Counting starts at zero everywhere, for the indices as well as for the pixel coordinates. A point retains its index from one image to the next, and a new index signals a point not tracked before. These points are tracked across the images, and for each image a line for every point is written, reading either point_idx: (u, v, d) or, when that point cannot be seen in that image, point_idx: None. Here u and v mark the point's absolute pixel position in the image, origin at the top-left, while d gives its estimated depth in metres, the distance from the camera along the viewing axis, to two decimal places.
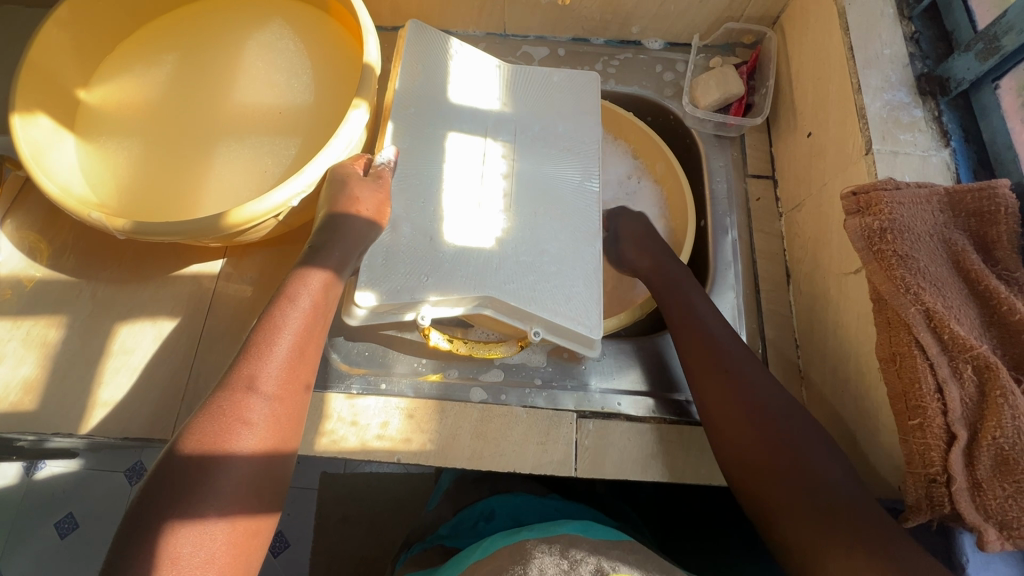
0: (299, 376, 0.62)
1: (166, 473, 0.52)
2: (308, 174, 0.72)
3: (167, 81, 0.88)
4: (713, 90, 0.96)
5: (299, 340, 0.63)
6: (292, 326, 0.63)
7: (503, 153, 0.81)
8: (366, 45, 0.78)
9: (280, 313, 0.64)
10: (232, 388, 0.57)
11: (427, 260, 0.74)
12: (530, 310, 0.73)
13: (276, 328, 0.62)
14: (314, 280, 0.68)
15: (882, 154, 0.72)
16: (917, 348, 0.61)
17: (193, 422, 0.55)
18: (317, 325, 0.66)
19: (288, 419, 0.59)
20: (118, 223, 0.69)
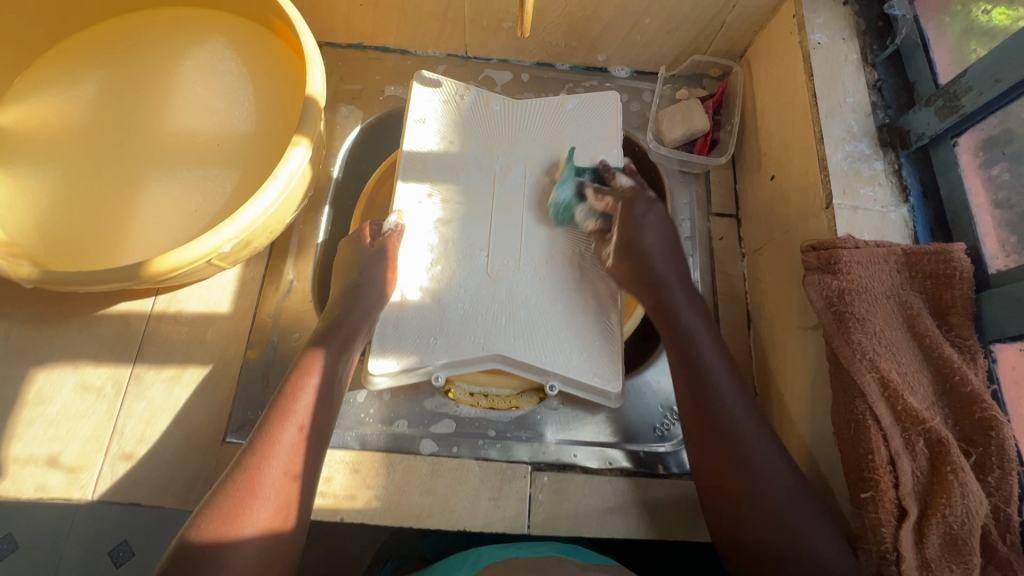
0: (309, 459, 0.61)
1: (179, 558, 0.52)
2: (243, 220, 0.66)
3: (91, 101, 0.81)
4: (678, 124, 0.94)
5: (310, 422, 0.63)
6: (304, 406, 0.64)
7: (517, 199, 0.82)
8: (310, 75, 0.73)
9: (292, 393, 0.64)
10: (242, 473, 0.57)
11: (433, 317, 0.75)
12: (543, 365, 0.74)
13: (287, 409, 0.62)
14: (322, 359, 0.69)
15: (842, 209, 0.70)
16: (871, 417, 0.60)
17: (209, 502, 0.56)
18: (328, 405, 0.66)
19: (298, 496, 0.59)
20: (25, 273, 0.63)
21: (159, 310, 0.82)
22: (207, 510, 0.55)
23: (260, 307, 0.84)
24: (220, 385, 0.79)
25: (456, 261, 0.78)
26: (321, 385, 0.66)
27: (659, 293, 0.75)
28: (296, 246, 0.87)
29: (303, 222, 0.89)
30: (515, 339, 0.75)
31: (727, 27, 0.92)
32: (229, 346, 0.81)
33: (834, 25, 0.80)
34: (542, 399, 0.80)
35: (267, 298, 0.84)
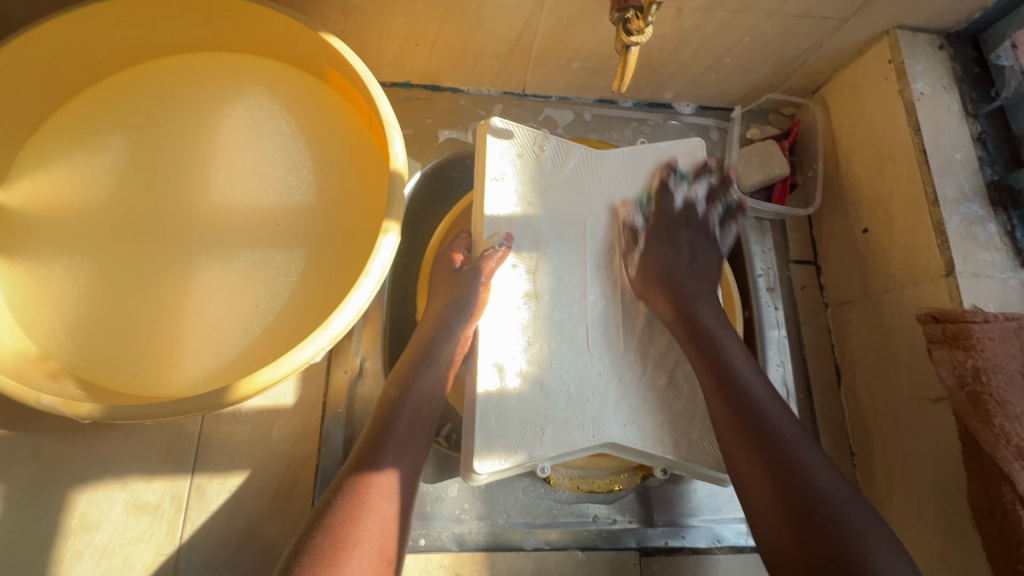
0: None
1: None
2: (337, 326, 0.57)
3: (116, 173, 0.69)
4: (755, 169, 0.90)
5: (368, 562, 0.52)
6: (367, 541, 0.53)
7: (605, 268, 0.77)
8: (392, 145, 0.64)
9: (344, 523, 0.53)
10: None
11: (543, 405, 0.69)
12: (659, 452, 0.69)
13: (340, 548, 0.51)
14: (382, 479, 0.57)
15: (965, 278, 0.68)
16: (1022, 507, 0.58)
17: None
18: (390, 536, 0.55)
19: None
20: (82, 409, 0.52)
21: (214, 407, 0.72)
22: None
23: (328, 395, 0.75)
24: (294, 490, 0.71)
25: (553, 337, 0.72)
26: (381, 513, 0.55)
27: (675, 293, 0.73)
28: (360, 320, 0.79)
29: None
30: (632, 427, 0.70)
31: (806, 66, 0.87)
32: (299, 444, 0.72)
33: (933, 72, 0.77)
34: (643, 477, 0.75)
35: (336, 385, 0.76)
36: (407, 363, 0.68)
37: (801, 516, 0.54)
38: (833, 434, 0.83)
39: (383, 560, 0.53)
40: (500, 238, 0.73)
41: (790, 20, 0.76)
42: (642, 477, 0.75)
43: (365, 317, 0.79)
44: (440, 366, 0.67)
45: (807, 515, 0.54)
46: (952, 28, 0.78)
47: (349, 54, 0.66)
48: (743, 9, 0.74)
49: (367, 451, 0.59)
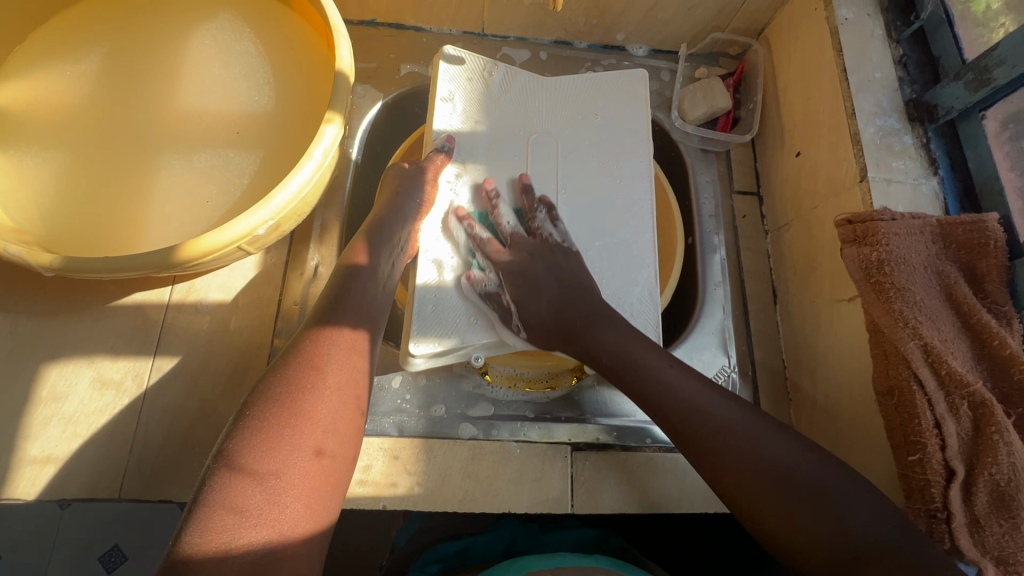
0: (338, 441, 0.54)
1: (191, 537, 0.45)
2: (279, 201, 0.63)
3: (94, 79, 0.75)
4: (700, 102, 0.94)
5: (338, 398, 0.55)
6: (335, 380, 0.56)
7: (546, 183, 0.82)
8: (339, 49, 0.70)
9: (314, 363, 0.56)
10: (251, 446, 0.50)
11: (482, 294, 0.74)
12: None
13: (310, 383, 0.55)
14: (349, 334, 0.60)
15: (877, 183, 0.72)
16: (916, 384, 0.61)
17: (222, 475, 0.48)
18: (359, 383, 0.58)
19: (330, 481, 0.52)
20: (45, 259, 0.58)
21: (177, 299, 0.78)
22: (214, 482, 0.48)
23: (285, 295, 0.81)
24: (247, 376, 0.76)
25: (492, 239, 0.77)
26: (350, 360, 0.58)
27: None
28: (318, 231, 0.85)
29: (324, 205, 0.86)
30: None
31: (748, 4, 0.92)
32: (254, 336, 0.78)
33: (859, 1, 0.81)
34: (576, 380, 0.81)
35: (292, 286, 0.81)
36: (367, 235, 0.71)
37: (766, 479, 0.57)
38: (766, 348, 0.87)
39: (352, 400, 0.56)
40: (445, 141, 0.79)
41: None
42: (576, 380, 0.81)
43: (323, 227, 0.85)
44: (397, 248, 0.71)
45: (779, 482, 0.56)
46: None
47: None
48: None
49: (324, 311, 0.62)
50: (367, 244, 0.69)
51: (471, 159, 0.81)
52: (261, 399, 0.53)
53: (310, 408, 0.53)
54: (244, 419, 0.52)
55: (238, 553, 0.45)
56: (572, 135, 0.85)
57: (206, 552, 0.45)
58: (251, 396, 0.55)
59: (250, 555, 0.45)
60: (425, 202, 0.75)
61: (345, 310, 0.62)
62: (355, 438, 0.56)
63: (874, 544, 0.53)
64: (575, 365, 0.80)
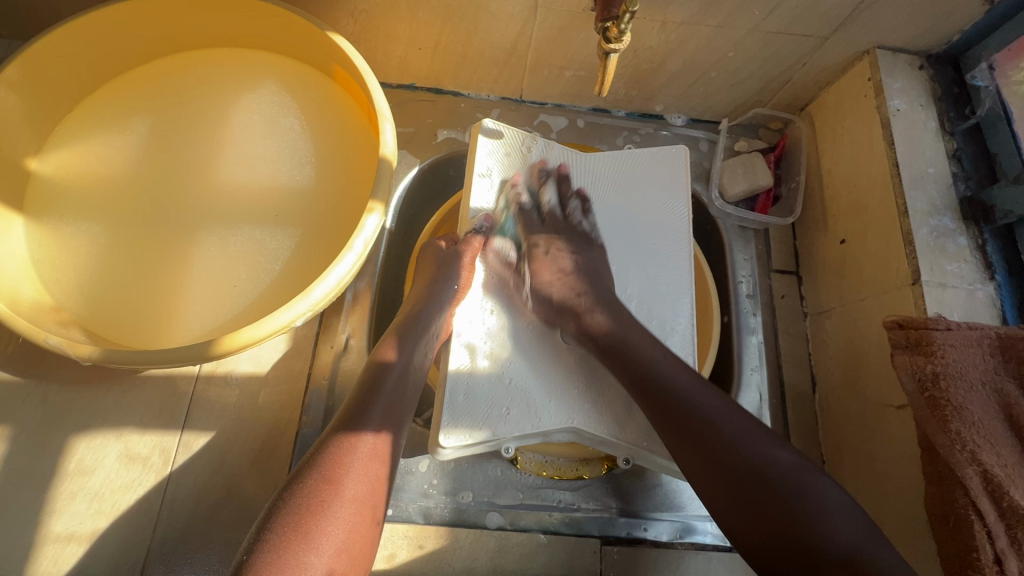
0: (350, 561, 0.52)
1: None
2: (318, 294, 0.62)
3: (138, 151, 0.76)
4: (739, 179, 0.93)
5: (354, 512, 0.54)
6: (352, 492, 0.54)
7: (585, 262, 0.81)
8: (383, 134, 0.69)
9: (334, 474, 0.55)
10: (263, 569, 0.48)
11: (515, 382, 0.72)
12: (620, 441, 0.71)
13: (328, 497, 0.53)
14: (371, 438, 0.59)
15: (930, 287, 0.69)
16: (974, 513, 0.58)
17: None
18: (376, 494, 0.56)
19: None
20: (85, 351, 0.58)
21: (208, 371, 0.77)
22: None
23: (313, 368, 0.80)
24: (274, 455, 0.75)
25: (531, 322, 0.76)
26: (369, 469, 0.57)
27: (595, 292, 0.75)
28: (350, 301, 0.84)
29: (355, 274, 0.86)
30: (599, 416, 0.72)
31: (792, 83, 0.90)
32: (282, 412, 0.77)
33: (911, 91, 0.79)
34: (606, 471, 0.77)
35: (321, 359, 0.80)
36: (401, 327, 0.71)
37: (718, 474, 0.58)
38: (804, 439, 0.84)
39: (368, 514, 0.55)
40: (480, 219, 0.79)
41: (772, 37, 0.80)
42: (607, 469, 0.78)
43: (354, 298, 0.84)
44: (429, 338, 0.71)
45: (736, 476, 0.58)
46: (932, 50, 0.81)
47: (352, 52, 0.72)
48: (725, 25, 0.78)
49: (352, 412, 0.61)
50: (398, 340, 0.69)
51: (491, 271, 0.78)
52: (276, 514, 0.52)
53: (327, 527, 0.51)
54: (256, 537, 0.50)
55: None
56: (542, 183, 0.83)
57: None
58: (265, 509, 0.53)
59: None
60: (459, 286, 0.75)
61: (376, 408, 0.62)
62: (368, 554, 0.54)
63: (839, 551, 0.51)
64: (607, 454, 0.76)
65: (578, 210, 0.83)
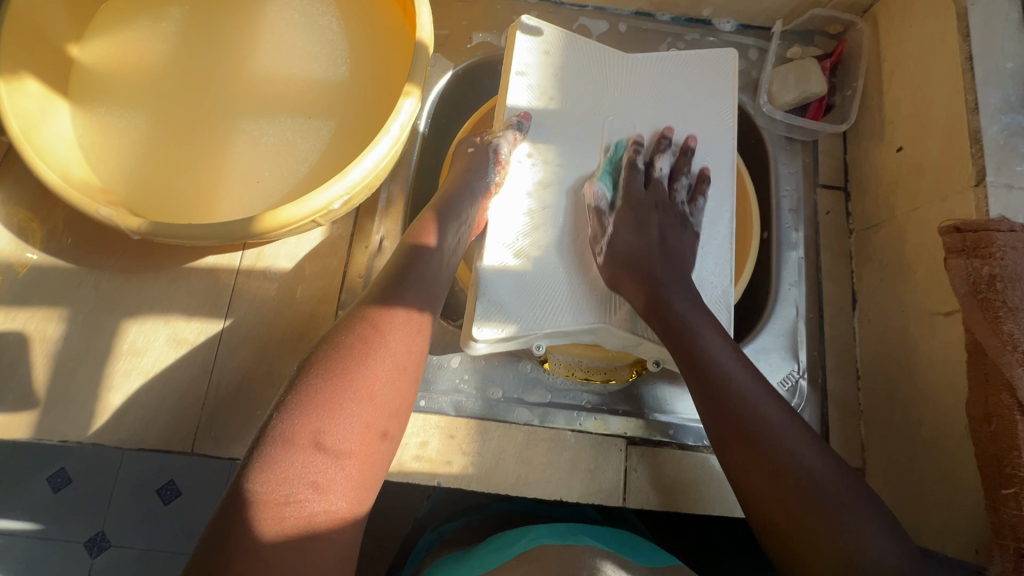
0: (390, 412, 0.56)
1: (251, 484, 0.49)
2: (355, 175, 0.62)
3: (174, 40, 0.75)
4: (791, 86, 0.87)
5: (394, 371, 0.57)
6: (392, 352, 0.58)
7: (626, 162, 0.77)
8: (420, 17, 0.67)
9: (376, 335, 0.58)
10: (313, 417, 0.52)
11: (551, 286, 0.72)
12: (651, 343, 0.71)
13: (369, 353, 0.56)
14: (412, 313, 0.62)
15: (995, 188, 0.65)
16: (1019, 413, 0.56)
17: (281, 432, 0.51)
18: (414, 360, 0.60)
19: (378, 450, 0.54)
20: (134, 224, 0.60)
21: (248, 265, 0.79)
22: (273, 450, 0.50)
23: (349, 266, 0.81)
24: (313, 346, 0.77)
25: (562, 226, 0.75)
26: (409, 337, 0.60)
27: (651, 286, 0.67)
28: (384, 203, 0.84)
29: (390, 177, 0.85)
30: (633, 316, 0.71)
31: None
32: (319, 306, 0.79)
33: None
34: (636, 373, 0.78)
35: (356, 258, 0.81)
36: (429, 214, 0.72)
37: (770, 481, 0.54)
38: (840, 354, 0.82)
39: (407, 376, 0.58)
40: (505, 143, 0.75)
41: None
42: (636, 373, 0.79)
43: (389, 200, 0.84)
44: (462, 226, 0.72)
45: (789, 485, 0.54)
46: None
47: None
48: None
49: (388, 288, 0.63)
50: (433, 223, 0.70)
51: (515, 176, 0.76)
52: (319, 370, 0.55)
53: (368, 387, 0.55)
54: (301, 389, 0.53)
55: (299, 522, 0.48)
56: (658, 151, 0.77)
57: (267, 520, 0.47)
58: (301, 367, 0.56)
59: (307, 524, 0.48)
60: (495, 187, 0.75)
61: (413, 286, 0.64)
62: (406, 411, 0.58)
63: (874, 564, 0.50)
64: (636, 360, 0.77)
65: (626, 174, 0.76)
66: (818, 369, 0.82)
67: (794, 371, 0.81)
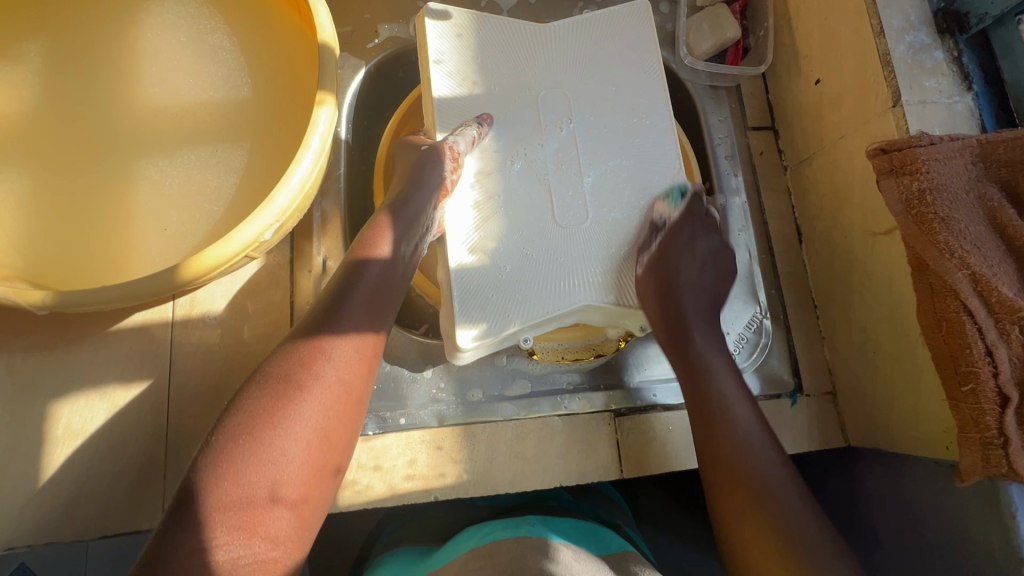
0: (329, 442, 0.53)
1: (172, 531, 0.45)
2: (281, 200, 0.57)
3: (41, 79, 0.66)
4: (707, 35, 0.88)
5: (333, 398, 0.54)
6: (332, 378, 0.55)
7: (565, 135, 0.76)
8: (318, 16, 0.61)
9: (314, 362, 0.55)
10: (240, 454, 0.48)
11: (524, 276, 0.70)
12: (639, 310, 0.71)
13: (306, 382, 0.53)
14: (360, 333, 0.59)
15: (912, 106, 0.68)
16: (965, 314, 0.60)
17: (206, 474, 0.47)
18: (358, 383, 0.57)
19: (316, 481, 0.52)
20: (35, 298, 0.53)
21: (183, 315, 0.73)
22: (195, 491, 0.47)
23: (295, 295, 0.76)
24: None
25: (524, 212, 0.72)
26: (351, 361, 0.57)
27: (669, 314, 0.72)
28: (319, 222, 0.79)
29: (320, 193, 0.80)
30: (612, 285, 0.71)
31: None
32: (272, 343, 0.73)
33: None
34: (625, 342, 0.78)
35: (300, 285, 0.76)
36: (388, 220, 0.68)
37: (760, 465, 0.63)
38: (795, 287, 0.85)
39: (348, 403, 0.55)
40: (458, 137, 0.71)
41: None
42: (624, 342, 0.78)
43: (323, 218, 0.79)
44: (418, 229, 0.68)
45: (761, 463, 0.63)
46: None
47: None
48: None
49: (343, 309, 0.59)
50: (387, 232, 0.66)
51: (468, 171, 0.73)
52: (247, 405, 0.51)
53: (304, 420, 0.52)
54: (229, 425, 0.50)
55: (219, 567, 0.45)
56: (598, 120, 0.77)
57: (183, 566, 0.44)
58: (232, 401, 0.53)
59: (228, 567, 0.45)
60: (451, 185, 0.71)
61: (356, 308, 0.60)
62: (349, 438, 0.56)
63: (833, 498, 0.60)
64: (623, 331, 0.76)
65: (563, 177, 0.74)
66: (777, 306, 0.85)
67: (757, 312, 0.84)
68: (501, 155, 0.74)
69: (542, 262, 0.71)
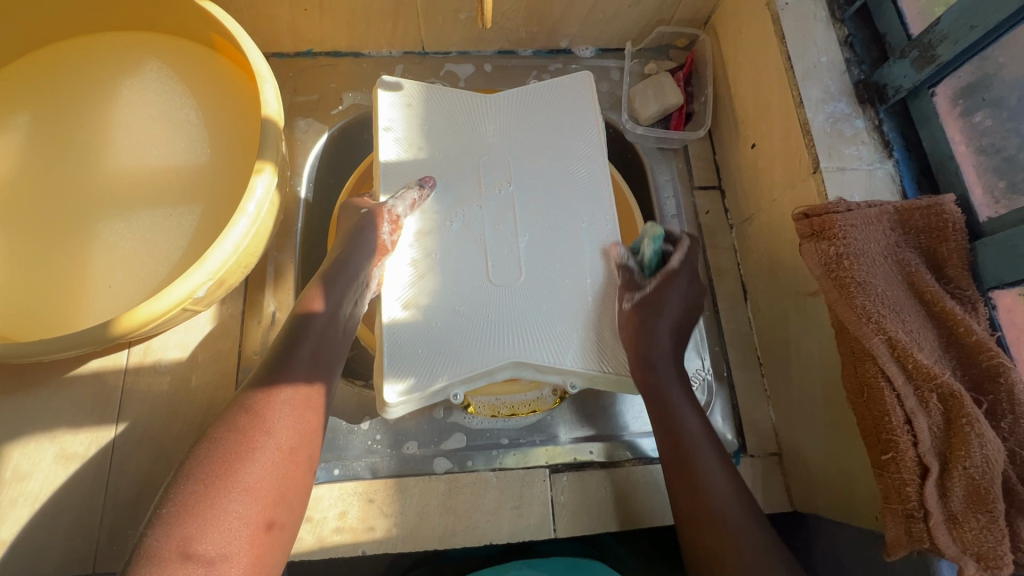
0: (279, 504, 0.54)
1: None
2: (214, 261, 0.61)
3: (24, 147, 0.73)
4: (651, 100, 0.92)
5: (282, 458, 0.55)
6: (280, 438, 0.56)
7: (504, 196, 0.79)
8: (264, 93, 0.68)
9: (262, 422, 0.56)
10: (189, 523, 0.48)
11: (454, 333, 0.72)
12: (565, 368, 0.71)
13: (254, 443, 0.54)
14: (302, 388, 0.61)
15: (831, 173, 0.70)
16: (884, 381, 0.59)
17: (154, 550, 0.47)
18: (307, 441, 0.58)
19: (268, 546, 0.52)
20: None
21: (136, 362, 0.77)
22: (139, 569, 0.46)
23: (244, 345, 0.79)
24: None
25: (461, 270, 0.75)
26: (299, 418, 0.58)
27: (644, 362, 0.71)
28: (273, 275, 0.83)
29: (277, 248, 0.85)
30: (543, 342, 0.72)
31: None
32: (217, 391, 0.77)
33: None
34: (561, 399, 0.78)
35: (250, 335, 0.80)
36: (326, 276, 0.71)
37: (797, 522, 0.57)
38: (740, 345, 0.85)
39: (298, 462, 0.57)
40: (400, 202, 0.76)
41: None
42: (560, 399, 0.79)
43: (277, 271, 0.83)
44: (357, 284, 0.71)
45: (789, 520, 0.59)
46: None
47: (222, 15, 0.71)
48: None
49: (277, 364, 0.62)
50: (323, 289, 0.69)
51: (409, 231, 0.77)
52: (198, 473, 0.52)
53: (255, 479, 0.53)
54: (176, 495, 0.50)
55: None
56: (537, 182, 0.80)
57: None
58: (179, 468, 0.53)
59: None
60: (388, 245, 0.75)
61: (299, 363, 0.63)
62: (300, 499, 0.57)
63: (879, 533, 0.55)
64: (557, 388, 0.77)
65: (500, 237, 0.77)
66: (721, 364, 0.85)
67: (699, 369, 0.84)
68: (441, 215, 0.78)
69: (475, 318, 0.73)
